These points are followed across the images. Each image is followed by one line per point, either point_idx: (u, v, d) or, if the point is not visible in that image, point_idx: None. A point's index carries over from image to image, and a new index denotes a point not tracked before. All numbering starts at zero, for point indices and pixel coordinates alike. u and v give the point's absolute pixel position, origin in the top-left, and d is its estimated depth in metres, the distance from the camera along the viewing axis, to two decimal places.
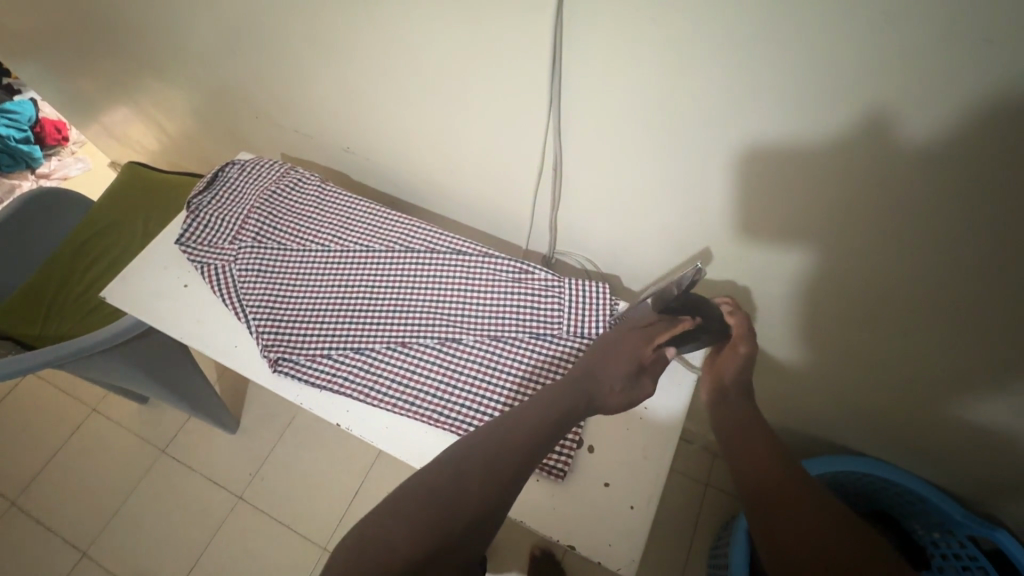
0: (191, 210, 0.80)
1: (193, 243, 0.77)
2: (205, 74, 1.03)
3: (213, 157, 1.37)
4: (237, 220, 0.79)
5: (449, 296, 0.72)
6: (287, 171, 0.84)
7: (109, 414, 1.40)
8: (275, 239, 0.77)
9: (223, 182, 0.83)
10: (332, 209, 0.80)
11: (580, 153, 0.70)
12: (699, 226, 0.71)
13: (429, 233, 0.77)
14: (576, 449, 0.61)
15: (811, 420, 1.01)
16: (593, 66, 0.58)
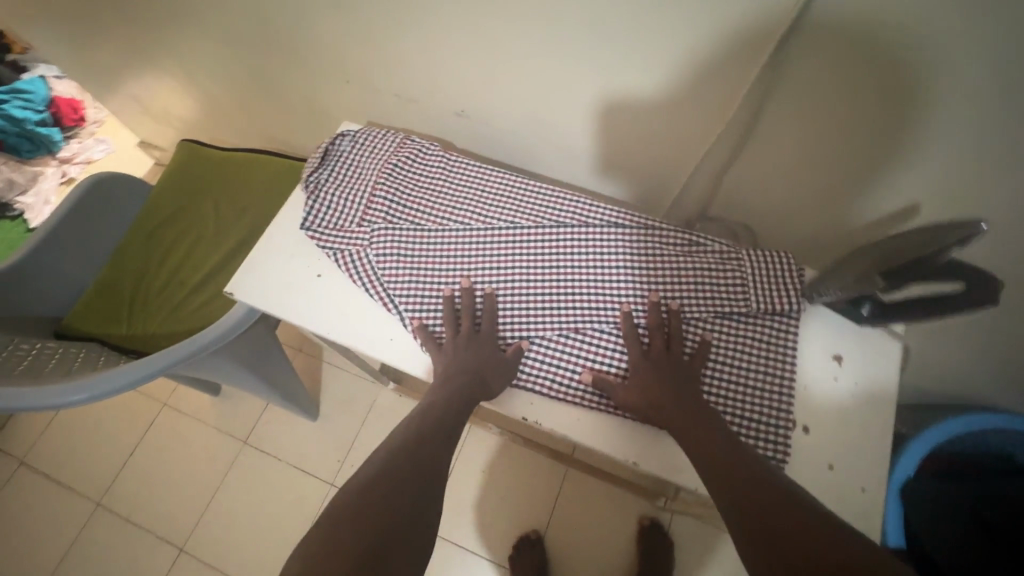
0: (312, 188, 0.73)
1: (321, 226, 0.71)
2: (268, 35, 0.89)
3: (261, 132, 1.25)
4: (364, 199, 0.73)
5: (613, 269, 0.65)
6: (403, 142, 0.78)
7: (183, 408, 1.35)
8: (409, 216, 0.71)
9: (336, 154, 0.77)
10: (463, 185, 0.74)
11: (775, 107, 0.60)
12: (908, 191, 0.61)
13: (573, 201, 0.72)
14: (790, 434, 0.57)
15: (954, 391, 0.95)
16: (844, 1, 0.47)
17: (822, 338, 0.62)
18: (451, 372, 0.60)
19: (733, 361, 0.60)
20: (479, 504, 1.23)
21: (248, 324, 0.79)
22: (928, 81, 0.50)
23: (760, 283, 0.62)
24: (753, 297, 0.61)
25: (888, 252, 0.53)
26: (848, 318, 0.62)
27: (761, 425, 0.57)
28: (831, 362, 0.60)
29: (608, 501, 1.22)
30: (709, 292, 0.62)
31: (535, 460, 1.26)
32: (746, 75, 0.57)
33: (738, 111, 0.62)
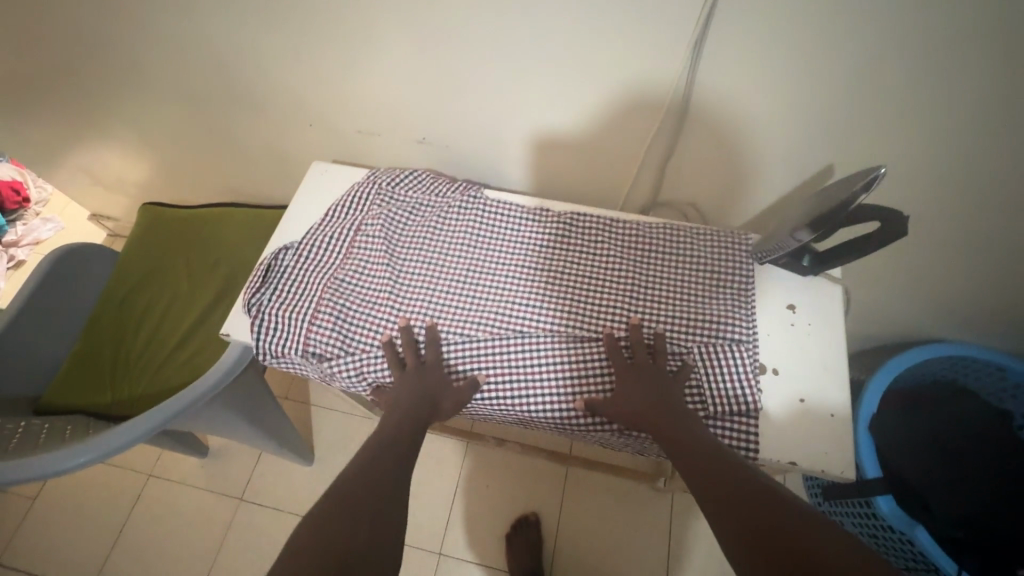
0: (254, 313, 0.69)
1: (269, 351, 0.68)
2: (228, 91, 0.94)
3: (222, 187, 1.27)
4: (306, 317, 0.68)
5: (573, 381, 0.64)
6: (347, 250, 0.73)
7: (170, 475, 1.31)
8: (356, 337, 0.67)
9: (276, 272, 0.72)
10: (412, 300, 0.70)
11: (706, 96, 0.69)
12: (822, 151, 0.72)
13: (529, 306, 0.69)
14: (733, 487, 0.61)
15: (898, 331, 1.06)
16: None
17: (775, 291, 0.70)
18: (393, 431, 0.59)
19: None
20: (489, 517, 1.24)
21: (222, 386, 0.79)
22: (827, 53, 0.59)
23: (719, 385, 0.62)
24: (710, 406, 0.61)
25: (814, 203, 0.62)
26: (794, 271, 0.70)
27: None
28: (786, 308, 0.68)
29: (612, 491, 1.26)
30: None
31: (537, 464, 1.30)
32: (679, 66, 0.65)
33: (672, 103, 0.70)
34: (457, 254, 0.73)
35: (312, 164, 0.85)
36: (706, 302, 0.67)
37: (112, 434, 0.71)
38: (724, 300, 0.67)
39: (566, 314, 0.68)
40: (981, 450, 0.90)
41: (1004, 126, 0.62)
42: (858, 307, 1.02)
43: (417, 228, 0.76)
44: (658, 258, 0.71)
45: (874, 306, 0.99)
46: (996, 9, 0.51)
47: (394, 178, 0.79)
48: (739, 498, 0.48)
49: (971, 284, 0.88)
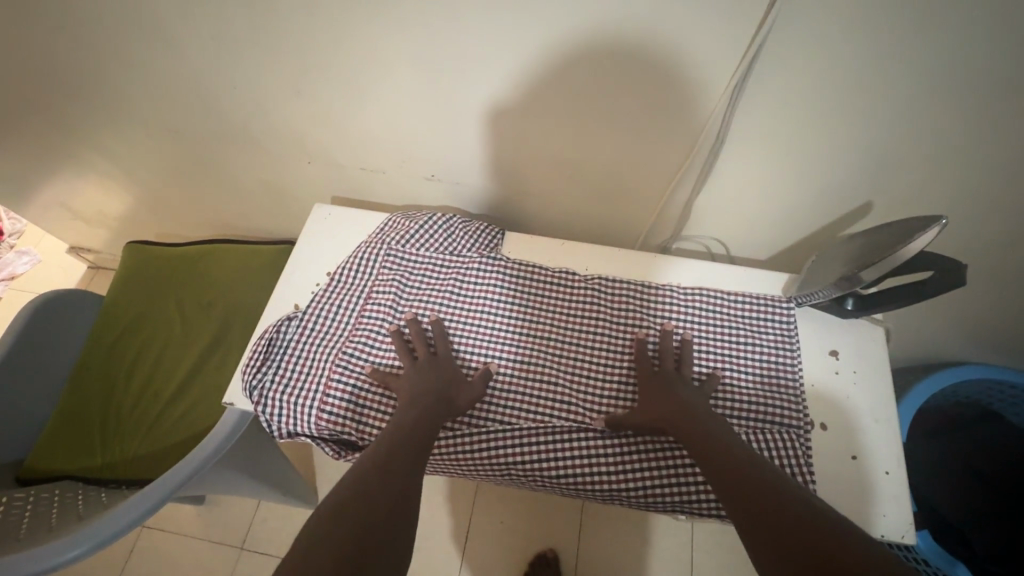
0: (260, 399, 0.62)
1: (279, 435, 0.63)
2: (220, 127, 0.88)
3: (211, 221, 1.20)
4: (317, 396, 0.63)
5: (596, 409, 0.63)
6: (360, 318, 0.68)
7: (166, 525, 1.24)
8: (372, 394, 0.63)
9: (281, 347, 0.66)
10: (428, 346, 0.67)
11: (740, 135, 0.65)
12: (860, 190, 0.68)
13: (554, 381, 0.65)
14: None
15: (921, 355, 1.04)
16: (799, 41, 0.52)
17: (817, 337, 0.66)
18: (394, 443, 0.54)
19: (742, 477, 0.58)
20: (504, 557, 1.20)
21: (232, 442, 0.74)
22: (875, 92, 0.56)
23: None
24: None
25: (862, 249, 0.59)
26: (834, 313, 0.66)
27: None
28: (829, 355, 0.65)
29: (630, 523, 1.22)
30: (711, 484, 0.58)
31: (552, 499, 1.25)
32: (713, 104, 0.62)
33: (703, 141, 0.67)
34: (475, 322, 0.68)
35: (316, 207, 0.78)
36: (745, 374, 0.64)
37: (115, 517, 0.66)
38: (763, 371, 0.64)
39: (595, 390, 0.64)
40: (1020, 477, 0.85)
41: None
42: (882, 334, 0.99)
43: (432, 292, 0.70)
44: (692, 323, 0.67)
45: (898, 334, 0.97)
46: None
47: (403, 235, 0.74)
48: (768, 498, 0.45)
49: (1002, 313, 0.86)
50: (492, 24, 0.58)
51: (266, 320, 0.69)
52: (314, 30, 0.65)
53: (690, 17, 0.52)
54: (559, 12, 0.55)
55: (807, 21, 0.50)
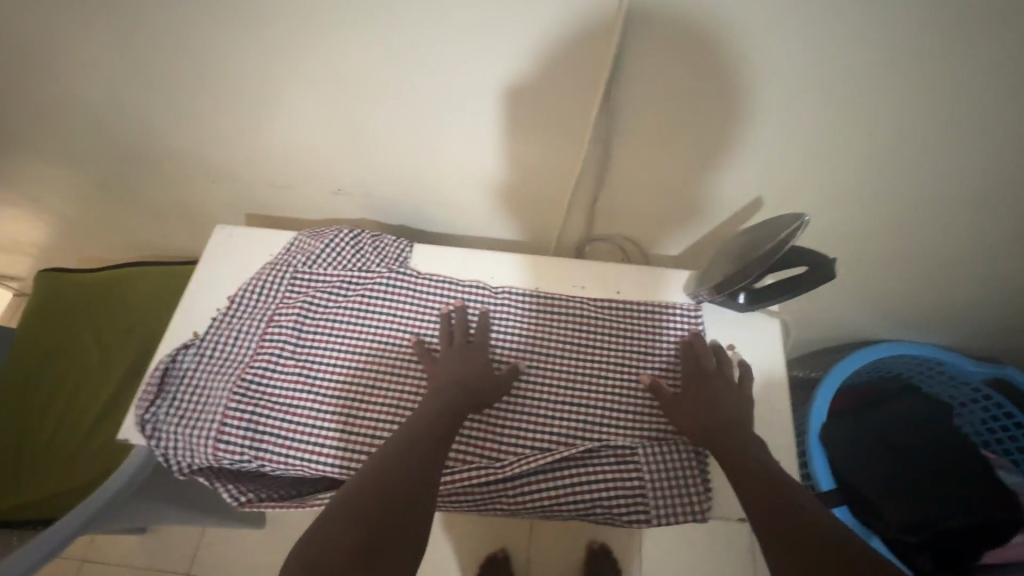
0: (151, 433, 0.60)
1: (180, 469, 0.61)
2: (116, 150, 0.85)
3: (126, 249, 1.15)
4: (214, 425, 0.61)
5: (581, 403, 0.63)
6: (264, 337, 0.67)
7: (107, 559, 1.20)
8: (276, 409, 0.63)
9: (177, 379, 0.64)
10: (338, 356, 0.67)
11: (625, 133, 0.66)
12: (748, 182, 0.70)
13: (565, 372, 0.65)
14: (698, 519, 0.58)
15: (841, 337, 1.07)
16: (652, 39, 0.54)
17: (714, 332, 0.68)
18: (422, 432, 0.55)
19: (655, 472, 0.58)
20: (458, 562, 1.19)
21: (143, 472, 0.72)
22: (739, 84, 0.58)
23: (662, 484, 0.58)
24: (651, 505, 0.57)
25: (746, 243, 0.60)
26: (731, 308, 0.68)
27: (675, 497, 0.58)
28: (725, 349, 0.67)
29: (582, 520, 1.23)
30: (615, 482, 0.58)
31: None
32: (592, 106, 0.63)
33: (593, 141, 0.67)
34: (506, 318, 0.69)
35: (216, 228, 0.76)
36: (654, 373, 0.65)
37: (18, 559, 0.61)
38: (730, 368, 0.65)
39: (599, 379, 0.65)
40: (931, 453, 0.91)
41: (919, 140, 0.62)
42: (801, 320, 1.02)
43: (338, 311, 0.69)
44: (602, 325, 0.68)
45: (816, 318, 1.00)
46: (896, 27, 0.50)
47: (310, 255, 0.71)
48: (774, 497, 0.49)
49: (901, 288, 0.89)
50: (365, 23, 0.58)
51: (162, 351, 0.66)
52: (192, 41, 0.64)
53: (551, 11, 0.53)
54: (425, 13, 0.56)
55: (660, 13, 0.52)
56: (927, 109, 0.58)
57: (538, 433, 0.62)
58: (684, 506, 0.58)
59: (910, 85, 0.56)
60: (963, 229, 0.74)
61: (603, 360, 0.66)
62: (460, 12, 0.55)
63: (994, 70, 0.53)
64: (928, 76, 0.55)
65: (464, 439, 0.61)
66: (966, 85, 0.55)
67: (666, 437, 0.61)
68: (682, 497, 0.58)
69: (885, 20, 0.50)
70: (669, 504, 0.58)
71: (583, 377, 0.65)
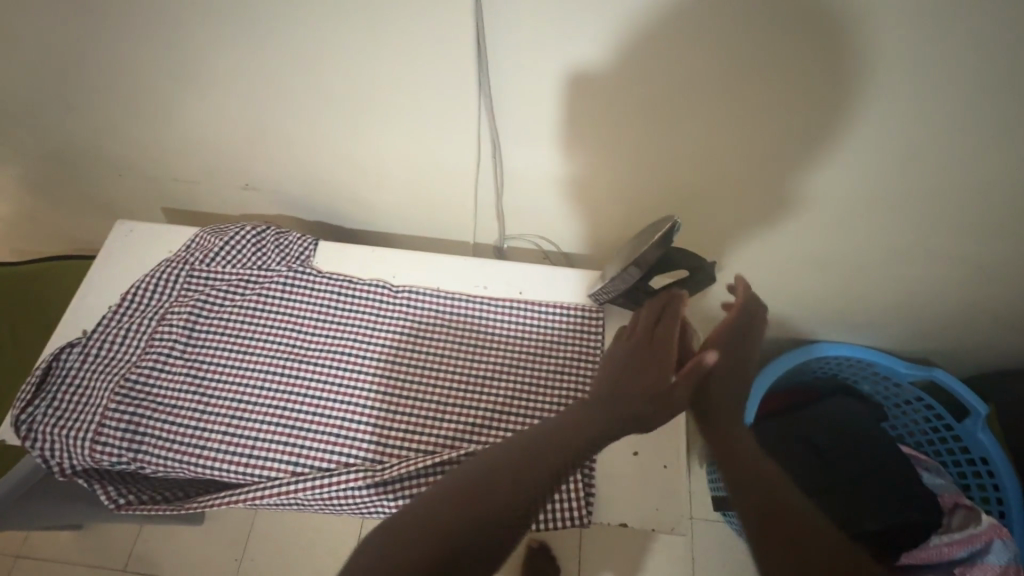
0: (24, 432, 0.59)
1: (58, 471, 0.60)
2: (17, 141, 0.82)
3: (53, 245, 1.12)
4: (92, 426, 0.60)
5: (473, 405, 0.62)
6: (153, 336, 0.65)
7: (42, 555, 1.19)
8: (161, 411, 0.62)
9: (58, 377, 0.62)
10: (229, 356, 0.65)
11: (518, 133, 0.64)
12: (650, 181, 0.69)
13: (462, 373, 0.64)
14: (579, 523, 0.57)
15: (778, 338, 1.05)
16: (516, 36, 0.52)
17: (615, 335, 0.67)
18: None
19: None
20: None
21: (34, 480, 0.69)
22: (620, 83, 0.56)
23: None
24: None
25: (633, 247, 0.59)
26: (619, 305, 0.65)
27: (559, 501, 0.57)
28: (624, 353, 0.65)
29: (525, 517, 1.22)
30: None
31: None
32: (475, 104, 0.61)
33: (487, 140, 0.65)
34: (413, 318, 0.68)
35: (116, 224, 0.74)
36: (552, 376, 0.64)
37: None
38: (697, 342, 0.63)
39: (494, 381, 0.64)
40: (849, 453, 0.91)
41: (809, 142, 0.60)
42: None
43: (234, 310, 0.67)
44: (504, 327, 0.67)
45: None
46: (757, 26, 0.49)
47: (207, 253, 0.69)
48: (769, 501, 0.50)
49: (828, 292, 0.88)
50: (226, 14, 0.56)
51: (48, 350, 0.65)
52: (60, 33, 0.62)
53: (410, 8, 0.51)
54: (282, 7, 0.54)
55: (522, 11, 0.50)
56: (813, 113, 0.57)
57: (427, 436, 0.61)
58: (566, 510, 0.57)
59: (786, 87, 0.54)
60: (877, 233, 0.72)
61: (506, 361, 0.65)
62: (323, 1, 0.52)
63: (871, 74, 0.52)
64: (806, 80, 0.53)
65: (394, 448, 0.61)
66: (843, 88, 0.53)
67: None
68: (563, 502, 0.57)
69: (751, 23, 0.49)
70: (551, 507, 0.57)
71: (484, 378, 0.64)
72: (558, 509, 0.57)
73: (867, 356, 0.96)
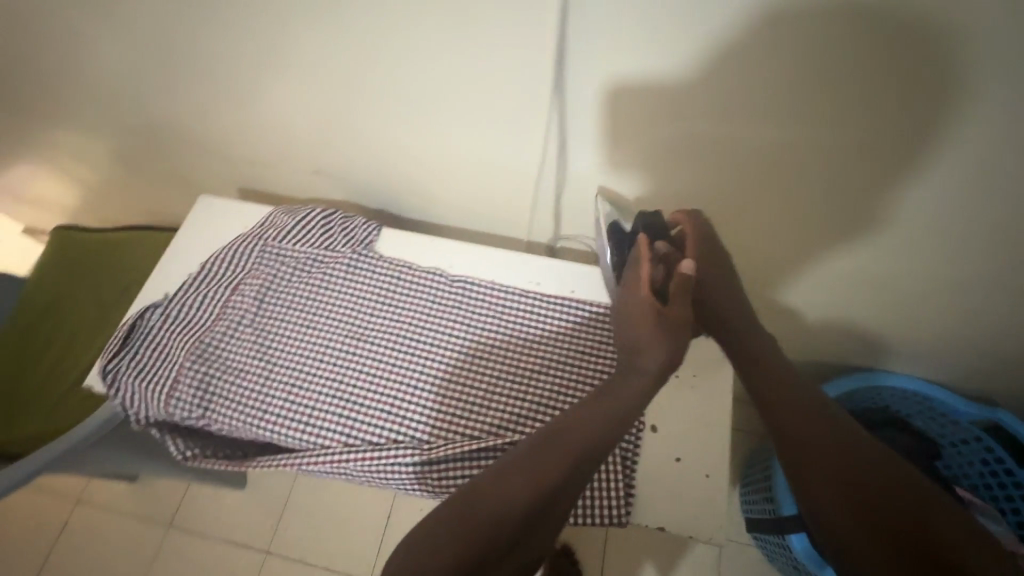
0: (110, 382, 0.65)
1: (136, 420, 0.66)
2: (117, 118, 0.89)
3: (134, 215, 1.21)
4: (168, 383, 0.65)
5: (521, 397, 0.64)
6: (227, 305, 0.70)
7: (99, 503, 1.27)
8: (229, 374, 0.66)
9: (142, 334, 0.68)
10: (294, 329, 0.69)
11: (585, 134, 0.65)
12: (712, 190, 0.69)
13: (511, 365, 0.66)
14: (619, 521, 0.58)
15: (828, 362, 1.02)
16: (595, 41, 0.54)
17: None
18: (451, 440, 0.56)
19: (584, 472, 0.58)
20: None
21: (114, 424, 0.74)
22: (687, 92, 0.57)
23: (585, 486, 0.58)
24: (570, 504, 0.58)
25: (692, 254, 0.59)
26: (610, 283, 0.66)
27: (600, 498, 0.58)
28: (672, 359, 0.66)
29: None
30: None
31: None
32: (547, 104, 0.62)
33: (554, 140, 0.66)
34: (467, 308, 0.70)
35: (199, 198, 0.80)
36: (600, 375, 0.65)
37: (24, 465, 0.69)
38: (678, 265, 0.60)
39: (542, 376, 0.65)
40: None
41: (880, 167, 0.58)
42: (784, 340, 0.98)
43: (301, 286, 0.71)
44: (555, 324, 0.68)
45: (798, 340, 0.96)
46: (835, 44, 0.48)
47: (280, 231, 0.74)
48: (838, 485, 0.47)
49: (888, 318, 0.85)
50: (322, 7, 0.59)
51: (134, 309, 0.71)
52: (169, 20, 0.67)
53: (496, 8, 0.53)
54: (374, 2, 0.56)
55: (605, 16, 0.51)
56: (893, 132, 0.55)
57: (473, 422, 0.63)
58: (606, 506, 0.58)
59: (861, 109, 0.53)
60: (950, 261, 0.69)
61: (555, 358, 0.66)
62: (409, 2, 0.55)
63: (962, 97, 0.50)
64: (889, 99, 0.52)
65: (442, 431, 0.63)
66: (920, 110, 0.52)
67: None
68: (604, 499, 0.58)
69: (838, 39, 0.48)
70: (591, 503, 0.58)
71: (532, 372, 0.65)
72: (598, 506, 0.58)
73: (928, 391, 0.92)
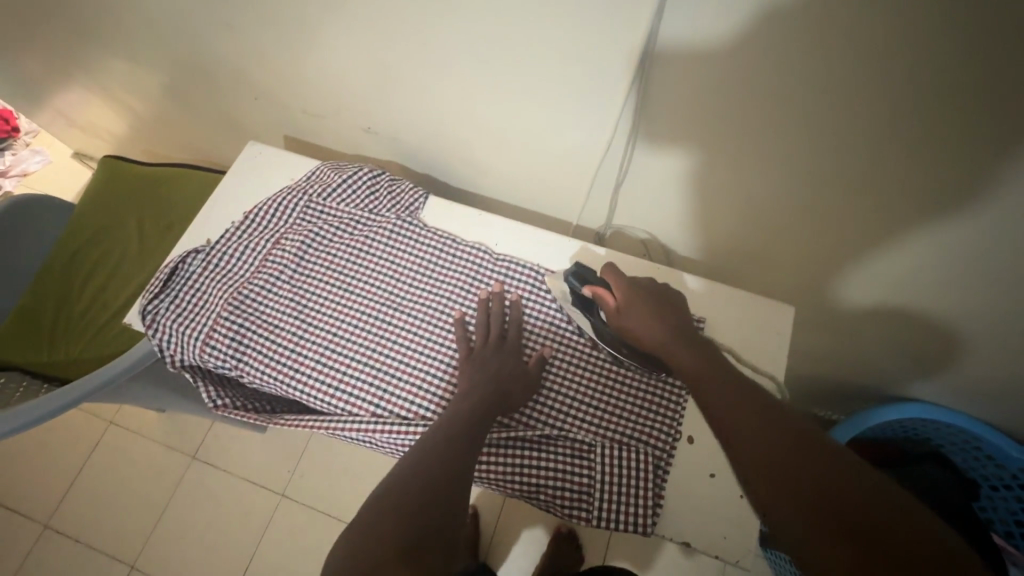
0: (149, 321, 0.65)
1: (171, 361, 0.66)
2: (173, 51, 0.87)
3: (181, 151, 1.21)
4: (204, 330, 0.65)
5: (555, 389, 0.62)
6: (266, 258, 0.69)
7: (130, 426, 1.33)
8: (264, 328, 0.66)
9: (183, 277, 0.68)
10: (331, 291, 0.68)
11: (661, 121, 0.60)
12: (788, 195, 0.63)
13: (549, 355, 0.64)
14: (646, 529, 0.56)
15: (873, 385, 0.97)
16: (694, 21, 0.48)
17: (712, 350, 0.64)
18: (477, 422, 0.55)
19: (615, 476, 0.57)
20: None
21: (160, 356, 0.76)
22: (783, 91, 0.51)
23: (613, 490, 0.56)
24: (595, 507, 0.56)
25: None
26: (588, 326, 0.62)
27: (627, 505, 0.56)
28: None
29: None
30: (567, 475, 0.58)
31: None
32: (625, 85, 0.57)
33: (625, 123, 0.61)
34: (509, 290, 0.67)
35: (248, 143, 0.78)
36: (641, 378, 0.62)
37: (69, 390, 0.71)
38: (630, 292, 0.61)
39: (580, 371, 0.63)
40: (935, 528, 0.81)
41: (989, 197, 0.52)
42: (832, 357, 0.93)
43: (341, 248, 0.70)
44: None
45: (846, 359, 0.91)
46: (973, 54, 0.42)
47: (325, 188, 0.71)
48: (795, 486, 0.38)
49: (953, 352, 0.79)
50: None
51: (176, 252, 0.71)
52: None
53: None
54: None
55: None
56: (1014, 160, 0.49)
57: None
58: (633, 514, 0.56)
59: (985, 130, 0.46)
60: None
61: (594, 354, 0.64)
62: None
63: None
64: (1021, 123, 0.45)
65: None
66: None
67: (630, 442, 0.59)
68: (632, 507, 0.56)
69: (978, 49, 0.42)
70: (619, 508, 0.56)
71: (569, 364, 0.63)
72: (625, 511, 0.56)
73: (983, 433, 0.85)
